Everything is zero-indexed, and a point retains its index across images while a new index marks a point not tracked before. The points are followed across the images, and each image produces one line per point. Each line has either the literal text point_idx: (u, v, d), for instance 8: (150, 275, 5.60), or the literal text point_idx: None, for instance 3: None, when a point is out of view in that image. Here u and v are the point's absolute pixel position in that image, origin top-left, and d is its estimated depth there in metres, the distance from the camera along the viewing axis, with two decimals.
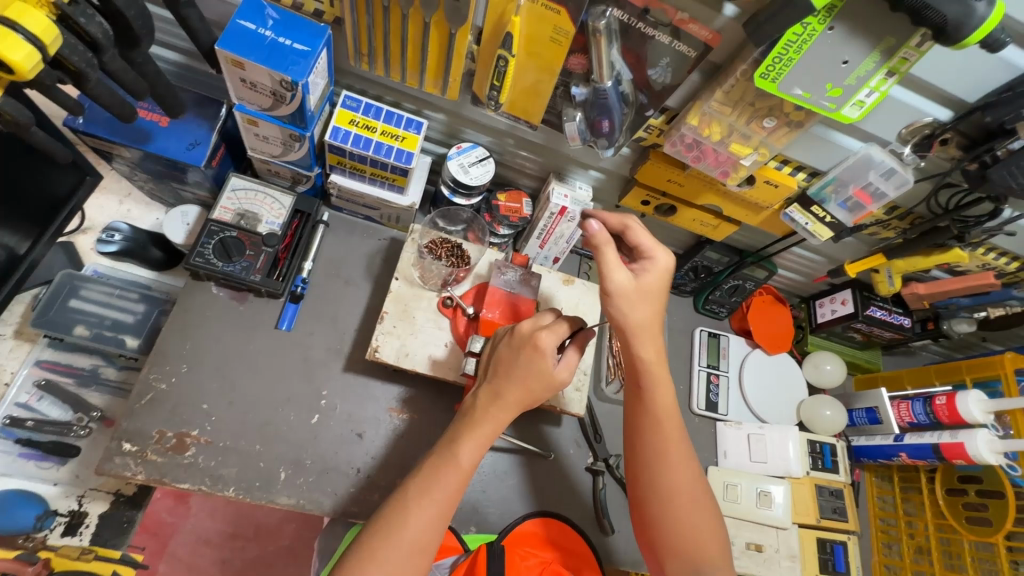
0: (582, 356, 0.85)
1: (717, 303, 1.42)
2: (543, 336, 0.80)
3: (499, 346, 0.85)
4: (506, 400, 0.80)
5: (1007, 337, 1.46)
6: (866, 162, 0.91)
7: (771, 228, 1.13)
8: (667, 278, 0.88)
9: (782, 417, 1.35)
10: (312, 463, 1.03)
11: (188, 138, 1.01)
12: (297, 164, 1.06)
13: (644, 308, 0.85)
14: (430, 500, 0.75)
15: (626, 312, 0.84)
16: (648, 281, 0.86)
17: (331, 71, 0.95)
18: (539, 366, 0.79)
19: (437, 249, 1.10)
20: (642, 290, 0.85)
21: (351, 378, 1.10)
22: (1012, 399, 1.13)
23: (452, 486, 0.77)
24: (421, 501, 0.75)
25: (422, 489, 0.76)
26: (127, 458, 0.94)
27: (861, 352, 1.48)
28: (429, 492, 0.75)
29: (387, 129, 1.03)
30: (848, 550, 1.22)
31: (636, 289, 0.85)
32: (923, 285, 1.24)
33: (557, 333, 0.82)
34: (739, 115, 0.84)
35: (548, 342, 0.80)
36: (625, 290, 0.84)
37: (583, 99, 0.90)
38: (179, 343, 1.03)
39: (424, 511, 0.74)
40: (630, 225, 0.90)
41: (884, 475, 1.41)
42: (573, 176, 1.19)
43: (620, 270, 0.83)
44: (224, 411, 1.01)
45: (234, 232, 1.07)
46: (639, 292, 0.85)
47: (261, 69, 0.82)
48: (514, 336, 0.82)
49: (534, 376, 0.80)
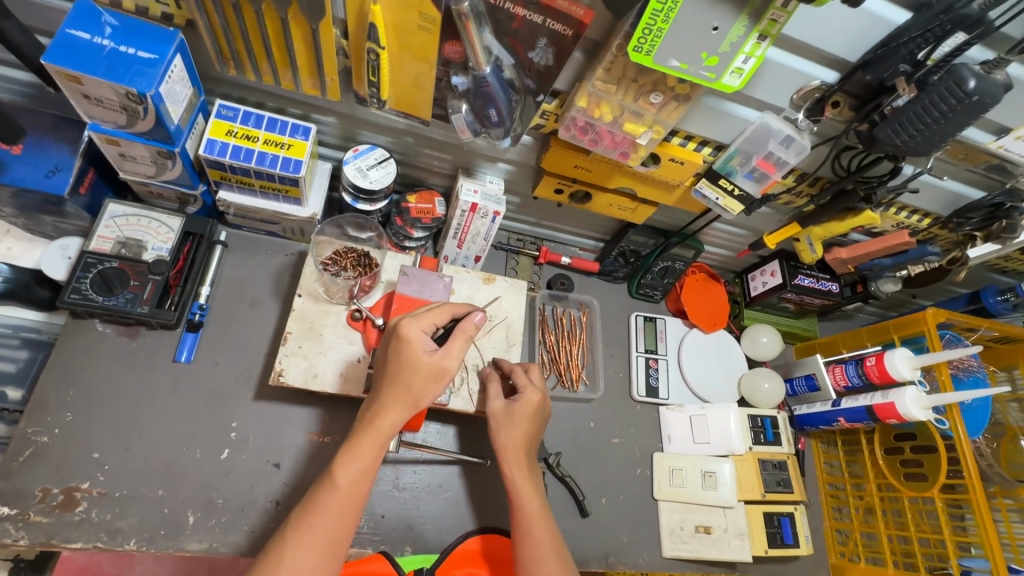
0: (466, 344, 0.84)
1: (650, 286, 1.39)
2: (404, 329, 0.82)
3: (378, 355, 0.88)
4: (383, 403, 0.81)
5: (934, 291, 1.48)
6: (764, 131, 0.89)
7: (688, 206, 1.11)
8: (539, 409, 0.99)
9: (723, 395, 1.34)
10: (224, 502, 0.96)
11: (47, 164, 0.92)
12: (178, 182, 0.98)
13: (515, 430, 0.97)
14: (308, 527, 0.74)
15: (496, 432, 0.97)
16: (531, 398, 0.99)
17: (196, 80, 0.88)
18: (405, 359, 0.81)
19: (341, 261, 1.04)
20: (510, 412, 0.97)
21: (263, 406, 1.03)
22: (935, 354, 1.14)
23: (334, 506, 0.76)
24: (299, 529, 0.74)
25: (303, 516, 0.75)
26: (7, 523, 0.85)
27: (797, 321, 1.49)
28: (308, 519, 0.74)
29: (270, 138, 0.95)
30: (794, 521, 1.23)
31: (515, 409, 0.98)
32: (845, 249, 1.24)
33: (422, 323, 0.84)
34: (625, 93, 0.81)
35: (412, 330, 0.82)
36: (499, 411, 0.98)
37: (465, 89, 0.85)
38: (63, 390, 0.95)
39: (306, 545, 0.72)
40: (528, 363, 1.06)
41: (829, 440, 1.41)
42: (482, 171, 1.14)
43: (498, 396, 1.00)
44: (119, 458, 0.93)
45: (115, 262, 0.98)
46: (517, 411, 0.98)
47: (102, 82, 0.75)
48: (385, 338, 0.86)
49: (404, 366, 0.81)
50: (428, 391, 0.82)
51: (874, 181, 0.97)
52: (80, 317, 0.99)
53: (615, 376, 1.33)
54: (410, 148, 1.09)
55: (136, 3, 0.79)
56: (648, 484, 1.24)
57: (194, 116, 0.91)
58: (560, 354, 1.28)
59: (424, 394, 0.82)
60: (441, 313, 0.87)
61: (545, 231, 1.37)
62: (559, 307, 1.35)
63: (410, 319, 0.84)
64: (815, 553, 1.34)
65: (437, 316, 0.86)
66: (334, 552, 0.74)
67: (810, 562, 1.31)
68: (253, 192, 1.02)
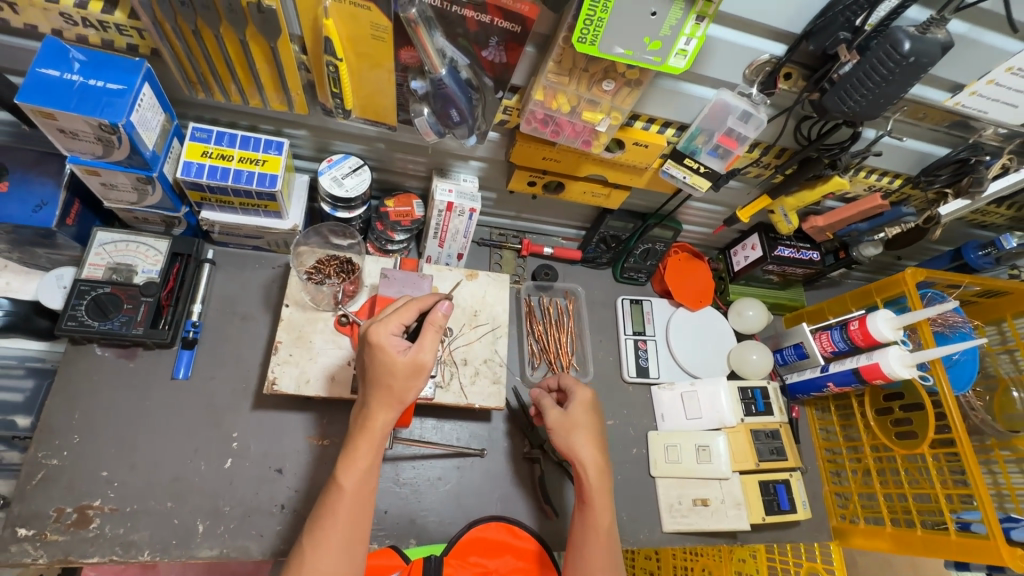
0: (437, 337, 0.82)
1: (634, 270, 1.41)
2: (372, 335, 0.80)
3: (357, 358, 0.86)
4: (371, 408, 0.81)
5: (916, 252, 1.50)
6: (722, 108, 0.91)
7: (659, 187, 1.13)
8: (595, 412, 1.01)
9: (713, 370, 1.37)
10: (230, 509, 0.99)
11: (33, 200, 0.95)
12: (160, 207, 1.02)
13: (583, 438, 0.96)
14: (326, 545, 0.76)
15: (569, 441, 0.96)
16: (580, 411, 0.99)
17: (167, 105, 0.91)
18: (380, 364, 0.79)
19: (324, 269, 1.05)
20: (571, 421, 0.98)
21: (262, 415, 1.07)
22: (915, 313, 1.15)
23: (345, 514, 0.79)
24: (316, 547, 0.76)
25: (317, 530, 0.78)
26: (25, 544, 0.89)
27: (782, 292, 1.50)
28: (320, 524, 0.78)
29: (245, 155, 0.98)
30: (790, 487, 1.26)
31: (568, 419, 0.98)
32: (822, 217, 1.25)
33: (391, 323, 0.82)
34: (578, 82, 0.83)
35: (380, 335, 0.80)
36: (558, 423, 0.98)
37: (425, 92, 0.87)
38: (67, 414, 0.99)
39: (322, 555, 0.76)
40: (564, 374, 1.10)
41: (823, 407, 1.43)
42: (456, 170, 1.16)
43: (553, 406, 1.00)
44: (126, 474, 0.97)
45: (108, 288, 1.01)
46: (573, 419, 0.98)
47: (74, 116, 0.78)
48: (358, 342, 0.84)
49: (381, 371, 0.80)
50: (410, 388, 0.82)
51: (835, 148, 0.98)
52: (78, 344, 1.03)
53: (604, 360, 1.36)
54: (383, 154, 1.12)
55: (102, 37, 0.82)
56: (645, 462, 1.27)
57: (169, 141, 0.94)
58: (550, 343, 1.31)
59: (407, 391, 0.81)
60: (410, 311, 0.83)
61: (525, 224, 1.40)
62: (545, 297, 1.38)
63: (375, 324, 0.81)
64: (816, 517, 1.37)
65: (405, 314, 0.83)
66: (353, 556, 0.78)
67: (811, 527, 1.34)
68: (234, 210, 1.05)
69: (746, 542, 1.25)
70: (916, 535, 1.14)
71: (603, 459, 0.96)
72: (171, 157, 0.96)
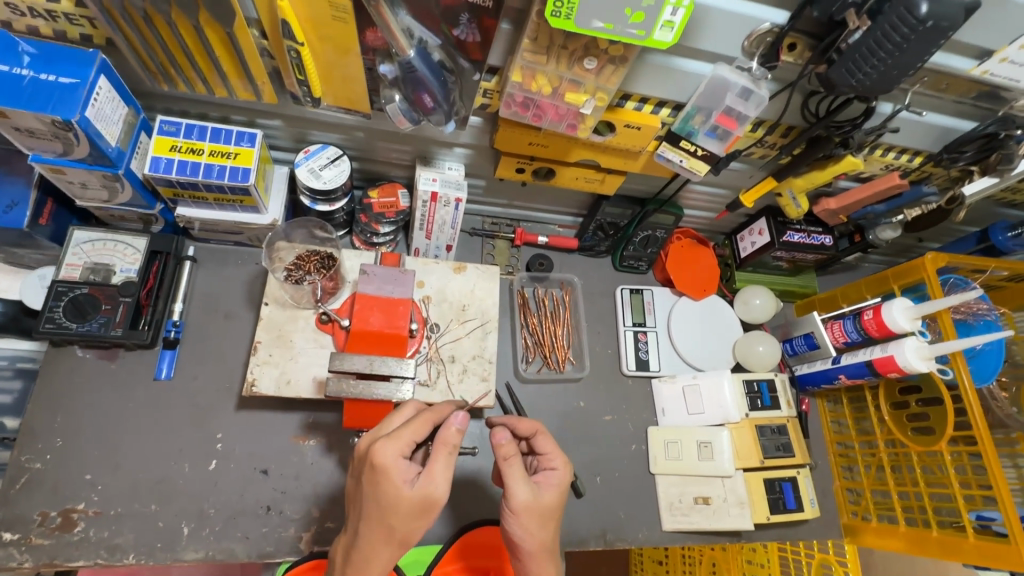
0: (447, 463, 0.73)
1: (634, 258, 1.35)
2: (378, 458, 0.71)
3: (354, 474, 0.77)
4: (367, 543, 0.71)
5: (941, 233, 1.40)
6: (720, 85, 0.83)
7: (655, 171, 1.06)
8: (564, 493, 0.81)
9: (717, 362, 1.31)
10: (215, 511, 0.98)
11: (4, 200, 0.92)
12: (133, 204, 0.98)
13: (540, 530, 0.76)
14: None
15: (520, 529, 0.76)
16: (550, 497, 0.78)
17: (129, 98, 0.87)
18: (384, 493, 0.70)
19: (305, 265, 1.01)
20: (542, 509, 0.76)
21: (246, 415, 1.05)
22: (935, 301, 1.07)
23: None
24: None
25: None
26: (11, 548, 0.90)
27: (793, 278, 1.41)
28: None
29: (215, 149, 0.94)
30: (797, 486, 1.20)
31: (537, 506, 0.76)
32: (834, 200, 1.16)
33: (399, 444, 0.72)
34: (557, 62, 0.76)
35: (385, 457, 0.71)
36: (526, 508, 0.75)
37: (394, 77, 0.81)
38: (50, 417, 0.98)
39: None
40: (541, 430, 0.87)
41: (835, 399, 1.36)
42: (441, 158, 1.10)
43: (523, 483, 0.76)
44: (110, 477, 0.97)
45: (85, 289, 0.99)
46: (542, 507, 0.76)
47: (25, 114, 0.75)
48: (360, 457, 0.75)
49: (382, 499, 0.70)
50: (412, 524, 0.72)
51: (846, 126, 0.90)
52: (60, 345, 1.02)
53: (603, 353, 1.30)
54: (363, 143, 1.06)
55: (53, 28, 0.78)
56: (645, 459, 1.22)
57: (135, 135, 0.90)
58: (545, 336, 1.27)
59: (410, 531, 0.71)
60: (422, 426, 0.75)
61: (519, 212, 1.34)
62: (540, 288, 1.34)
63: (380, 442, 0.72)
64: (826, 513, 1.31)
65: (417, 433, 0.74)
66: None
67: (820, 524, 1.30)
68: (209, 205, 1.01)
69: (750, 541, 1.20)
70: (932, 535, 1.09)
71: (549, 542, 0.77)
72: (139, 152, 0.93)
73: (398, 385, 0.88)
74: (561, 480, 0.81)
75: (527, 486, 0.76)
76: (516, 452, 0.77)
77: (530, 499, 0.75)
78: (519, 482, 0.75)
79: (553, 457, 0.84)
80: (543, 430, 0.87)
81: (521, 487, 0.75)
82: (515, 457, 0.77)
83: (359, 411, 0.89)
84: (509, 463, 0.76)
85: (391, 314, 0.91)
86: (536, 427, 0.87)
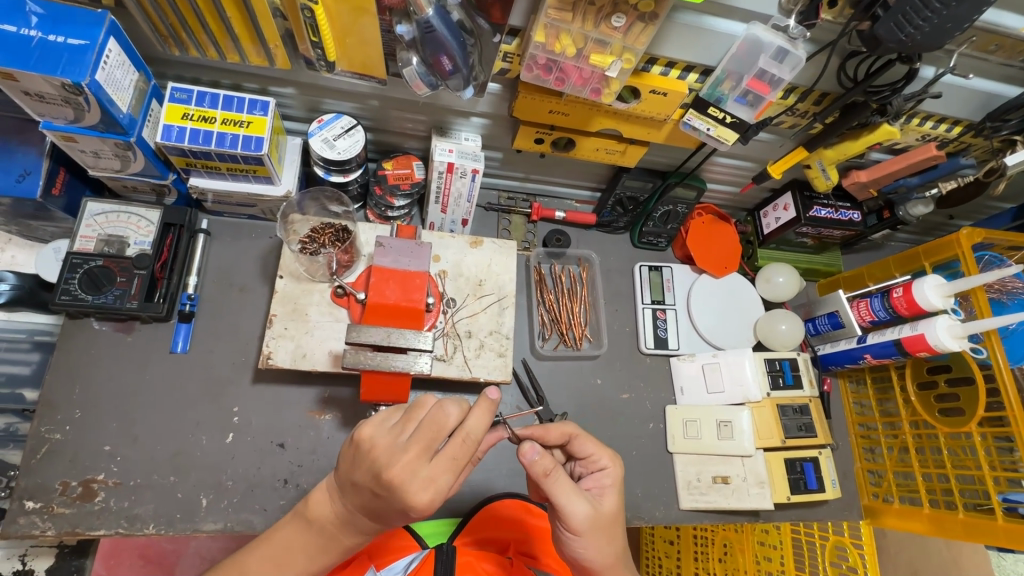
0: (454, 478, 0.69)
1: (653, 235, 1.31)
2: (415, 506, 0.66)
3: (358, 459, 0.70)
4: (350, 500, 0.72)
5: (972, 210, 1.34)
6: (754, 45, 0.79)
7: (681, 141, 1.02)
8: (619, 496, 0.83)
9: (738, 341, 1.28)
10: (233, 484, 0.98)
11: (15, 169, 0.91)
12: (146, 174, 0.97)
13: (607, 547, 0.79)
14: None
15: (589, 545, 0.78)
16: (607, 504, 0.81)
17: (140, 63, 0.85)
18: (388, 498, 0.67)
19: (319, 237, 0.99)
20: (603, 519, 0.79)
21: (262, 389, 1.04)
22: (970, 278, 1.02)
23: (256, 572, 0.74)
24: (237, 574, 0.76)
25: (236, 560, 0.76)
26: (33, 516, 0.91)
27: (817, 256, 1.37)
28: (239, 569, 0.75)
29: (228, 117, 0.91)
30: (818, 466, 1.19)
31: (597, 519, 0.78)
32: (865, 172, 1.12)
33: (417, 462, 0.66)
34: (582, 19, 0.73)
35: (399, 473, 0.65)
36: (586, 519, 0.77)
37: (412, 38, 0.78)
38: (68, 389, 0.98)
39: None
40: (575, 435, 0.83)
41: (858, 379, 1.33)
42: (457, 128, 1.07)
43: (576, 500, 0.77)
44: (128, 448, 0.97)
45: (99, 261, 0.98)
46: (600, 518, 0.78)
47: (35, 77, 0.73)
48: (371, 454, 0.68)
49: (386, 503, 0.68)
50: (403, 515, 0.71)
51: (886, 90, 0.85)
52: (75, 317, 1.01)
53: (620, 331, 1.28)
54: (378, 112, 1.03)
55: None
56: (663, 437, 1.21)
57: (146, 102, 0.88)
58: (561, 313, 1.25)
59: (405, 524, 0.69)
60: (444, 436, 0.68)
61: (535, 186, 1.31)
62: (556, 265, 1.32)
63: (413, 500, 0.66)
64: (845, 495, 1.29)
65: (437, 441, 0.68)
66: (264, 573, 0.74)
67: (840, 505, 1.28)
68: (222, 175, 0.99)
69: (769, 521, 1.19)
70: (958, 518, 1.05)
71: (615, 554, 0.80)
72: (151, 120, 0.91)
73: (416, 359, 0.86)
74: (613, 481, 0.83)
75: (579, 501, 0.77)
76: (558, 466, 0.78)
77: (589, 512, 0.77)
78: (575, 498, 0.76)
79: (599, 456, 0.84)
80: (579, 433, 0.83)
81: (578, 501, 0.77)
82: (561, 471, 0.78)
83: (375, 384, 0.87)
84: (554, 479, 0.76)
85: (407, 288, 0.89)
86: (567, 433, 0.83)
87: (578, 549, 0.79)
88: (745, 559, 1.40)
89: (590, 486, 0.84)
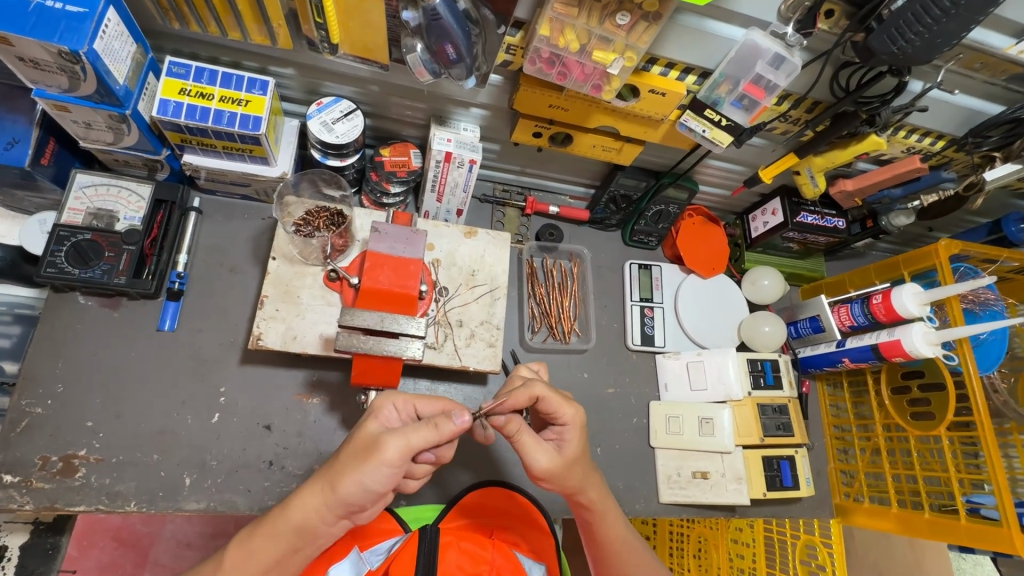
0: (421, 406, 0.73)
1: (644, 234, 1.33)
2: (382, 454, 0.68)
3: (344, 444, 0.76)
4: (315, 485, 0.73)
5: (951, 222, 1.39)
6: (751, 50, 0.81)
7: (676, 141, 1.03)
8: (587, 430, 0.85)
9: (723, 340, 1.30)
10: (218, 464, 0.98)
11: (4, 137, 0.89)
12: (140, 149, 0.95)
13: (572, 483, 0.82)
14: None
15: (561, 484, 0.82)
16: (569, 451, 0.82)
17: (139, 35, 0.84)
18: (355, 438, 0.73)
19: (314, 220, 0.98)
20: (566, 465, 0.81)
21: (250, 370, 1.04)
22: (946, 287, 1.06)
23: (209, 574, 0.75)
24: None
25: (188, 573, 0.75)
26: (11, 490, 0.90)
27: (802, 262, 1.41)
28: None
29: (226, 94, 0.90)
30: (794, 464, 1.22)
31: (559, 468, 0.80)
32: (851, 181, 1.15)
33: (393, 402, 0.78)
34: (588, 15, 0.75)
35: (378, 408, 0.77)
36: (549, 471, 0.79)
37: (417, 25, 0.78)
38: (51, 363, 0.97)
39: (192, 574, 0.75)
40: (542, 393, 0.80)
41: (835, 383, 1.37)
42: (456, 118, 1.07)
43: (540, 452, 0.79)
44: (112, 424, 0.96)
45: (87, 234, 0.96)
46: (562, 466, 0.80)
47: (30, 42, 0.72)
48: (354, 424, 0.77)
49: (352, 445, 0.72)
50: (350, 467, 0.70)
51: (875, 101, 0.88)
52: (61, 291, 1.00)
53: (609, 327, 1.30)
54: (378, 97, 1.03)
55: None
56: (646, 432, 1.23)
57: (143, 75, 0.87)
58: (552, 306, 1.27)
59: None
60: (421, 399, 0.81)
61: (531, 180, 1.32)
62: (548, 259, 1.32)
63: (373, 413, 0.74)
64: (817, 493, 1.33)
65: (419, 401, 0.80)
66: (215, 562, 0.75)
67: (812, 503, 1.31)
68: (217, 154, 0.98)
69: (745, 516, 1.22)
70: (925, 517, 1.08)
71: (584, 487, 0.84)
72: (147, 94, 0.89)
73: (407, 344, 0.86)
74: (575, 433, 0.82)
75: (542, 452, 0.79)
76: (524, 422, 0.78)
77: (552, 464, 0.79)
78: (537, 452, 0.79)
79: (560, 412, 0.82)
80: (544, 394, 0.80)
81: (540, 455, 0.79)
82: (525, 428, 0.79)
83: (366, 367, 0.88)
84: (519, 436, 0.78)
85: (401, 274, 0.88)
86: (534, 396, 0.79)
87: (552, 488, 0.83)
88: (718, 555, 1.46)
89: (551, 436, 0.84)
